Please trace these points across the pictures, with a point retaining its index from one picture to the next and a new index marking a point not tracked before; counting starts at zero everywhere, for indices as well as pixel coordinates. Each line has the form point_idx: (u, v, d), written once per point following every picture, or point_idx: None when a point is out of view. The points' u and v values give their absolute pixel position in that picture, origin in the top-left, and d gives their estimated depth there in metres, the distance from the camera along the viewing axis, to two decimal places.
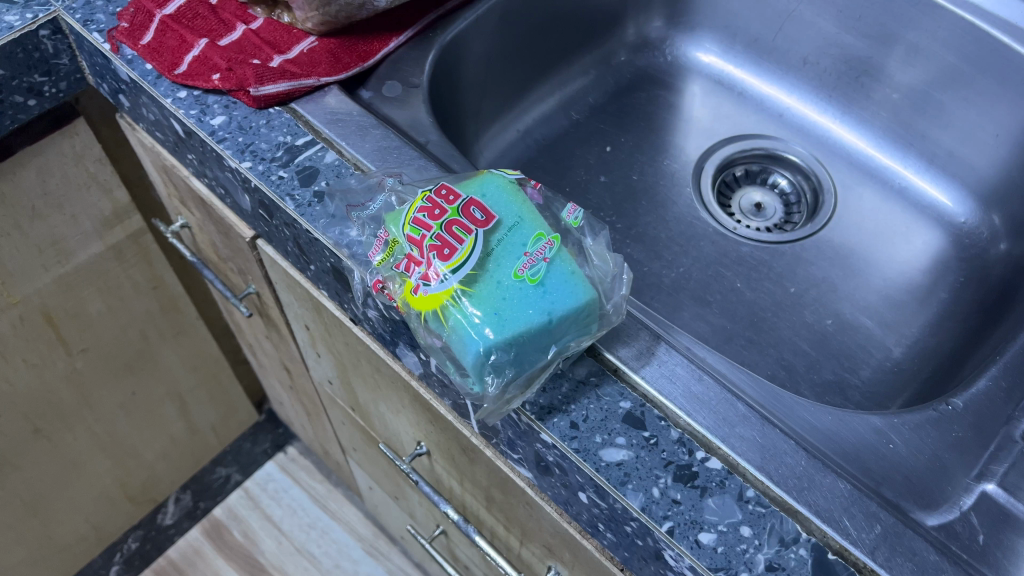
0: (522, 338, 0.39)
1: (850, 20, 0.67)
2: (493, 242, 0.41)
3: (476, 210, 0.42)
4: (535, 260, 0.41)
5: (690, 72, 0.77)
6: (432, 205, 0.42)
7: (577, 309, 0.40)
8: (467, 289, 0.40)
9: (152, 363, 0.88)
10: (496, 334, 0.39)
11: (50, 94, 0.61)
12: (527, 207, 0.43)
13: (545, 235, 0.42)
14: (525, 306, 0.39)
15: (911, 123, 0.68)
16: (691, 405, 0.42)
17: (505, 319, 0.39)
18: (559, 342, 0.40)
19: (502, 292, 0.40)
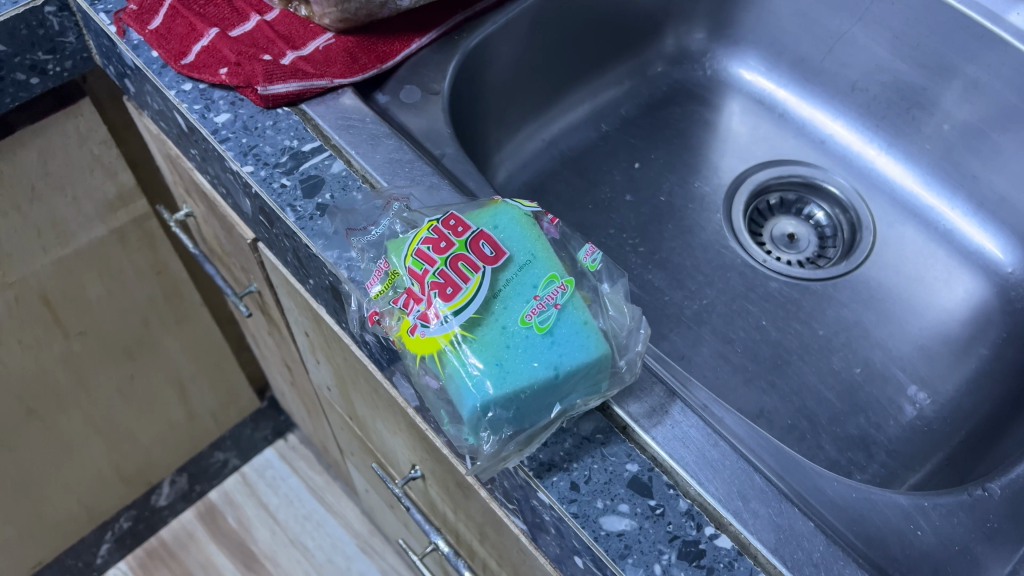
0: (524, 394, 0.36)
1: (905, 47, 0.63)
2: (501, 281, 0.38)
3: (486, 244, 0.38)
4: (545, 305, 0.37)
5: (730, 88, 0.73)
6: (438, 236, 0.38)
7: (587, 364, 0.36)
8: (469, 334, 0.36)
9: (153, 349, 0.86)
10: (495, 388, 0.35)
11: (54, 73, 0.58)
12: (542, 245, 0.40)
13: (558, 277, 0.38)
14: (530, 358, 0.36)
15: (962, 162, 0.64)
16: (704, 473, 0.38)
17: (507, 371, 0.36)
18: (565, 400, 0.37)
19: (507, 339, 0.36)
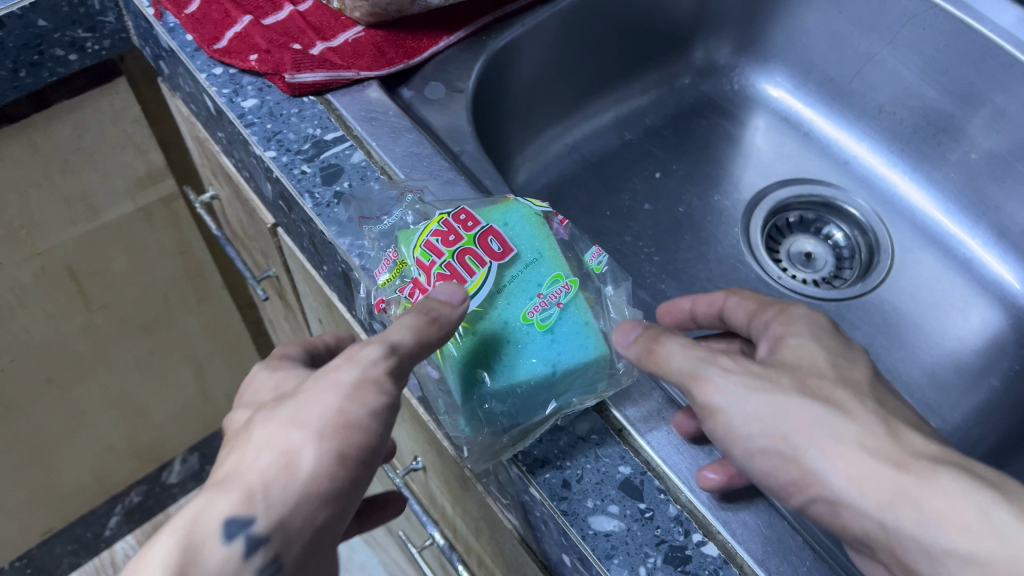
0: (521, 388, 0.39)
1: (935, 72, 0.62)
2: (507, 278, 0.41)
3: (495, 241, 0.42)
4: (547, 304, 0.40)
5: (756, 104, 0.73)
6: (448, 229, 0.41)
7: (584, 363, 0.39)
8: (472, 327, 0.40)
9: (173, 327, 0.88)
10: (494, 380, 0.39)
11: (92, 51, 0.59)
12: (549, 245, 0.43)
13: (562, 277, 0.41)
14: (530, 354, 0.39)
15: (985, 191, 0.63)
16: (696, 480, 0.38)
17: (507, 365, 0.39)
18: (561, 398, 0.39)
19: (509, 334, 0.40)
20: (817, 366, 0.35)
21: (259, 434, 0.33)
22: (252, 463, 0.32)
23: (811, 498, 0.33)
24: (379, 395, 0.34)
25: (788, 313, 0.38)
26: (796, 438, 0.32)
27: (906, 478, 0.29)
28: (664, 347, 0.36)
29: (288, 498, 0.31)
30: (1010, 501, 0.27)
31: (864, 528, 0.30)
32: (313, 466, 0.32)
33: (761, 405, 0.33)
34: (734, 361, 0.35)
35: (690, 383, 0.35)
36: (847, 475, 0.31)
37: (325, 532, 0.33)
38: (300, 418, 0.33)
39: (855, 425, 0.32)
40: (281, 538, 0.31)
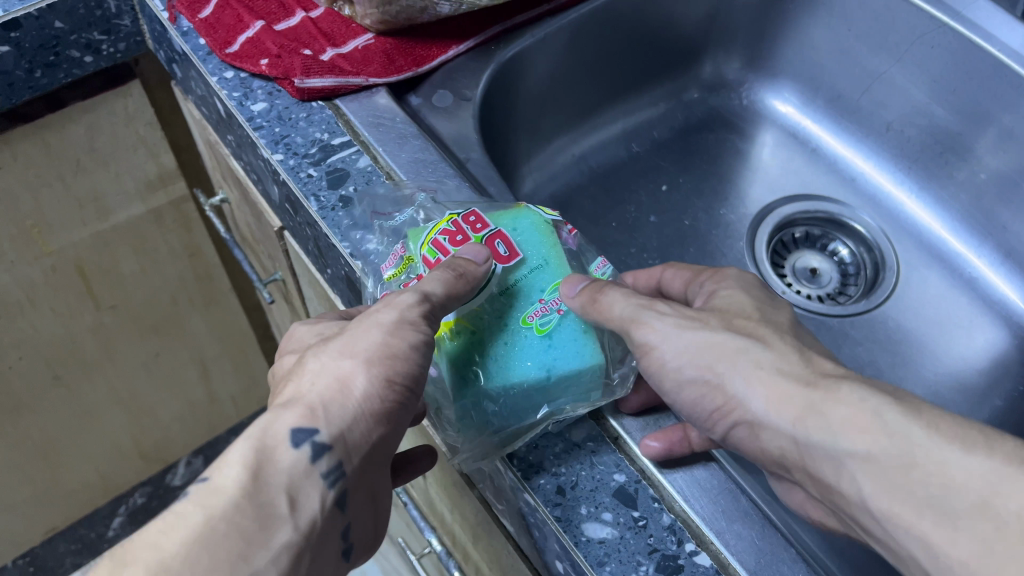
0: (514, 390, 0.38)
1: (943, 91, 0.62)
2: (511, 281, 0.41)
3: (501, 244, 0.42)
4: (547, 309, 0.40)
5: (764, 119, 0.74)
6: (456, 228, 0.42)
7: (580, 371, 0.39)
8: (470, 327, 0.40)
9: (181, 328, 0.89)
10: (487, 380, 0.39)
11: (107, 54, 0.60)
12: (556, 253, 0.43)
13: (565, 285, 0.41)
14: (526, 357, 0.39)
15: (992, 211, 0.63)
16: (690, 490, 0.38)
17: (501, 366, 0.39)
18: (552, 403, 0.39)
19: (507, 336, 0.40)
20: (744, 309, 0.40)
21: (314, 364, 0.37)
22: (308, 388, 0.36)
23: (732, 423, 0.37)
24: (416, 331, 0.37)
25: (720, 273, 0.43)
26: (720, 365, 0.37)
27: (813, 394, 0.33)
28: (607, 297, 0.39)
29: (344, 414, 0.36)
30: (899, 403, 0.31)
31: (785, 445, 0.34)
32: (365, 387, 0.36)
33: (690, 339, 0.38)
34: (669, 307, 0.40)
35: (630, 327, 0.39)
36: (766, 397, 0.35)
37: (380, 445, 0.37)
38: (351, 348, 0.37)
39: (771, 352, 0.36)
40: (342, 446, 0.35)
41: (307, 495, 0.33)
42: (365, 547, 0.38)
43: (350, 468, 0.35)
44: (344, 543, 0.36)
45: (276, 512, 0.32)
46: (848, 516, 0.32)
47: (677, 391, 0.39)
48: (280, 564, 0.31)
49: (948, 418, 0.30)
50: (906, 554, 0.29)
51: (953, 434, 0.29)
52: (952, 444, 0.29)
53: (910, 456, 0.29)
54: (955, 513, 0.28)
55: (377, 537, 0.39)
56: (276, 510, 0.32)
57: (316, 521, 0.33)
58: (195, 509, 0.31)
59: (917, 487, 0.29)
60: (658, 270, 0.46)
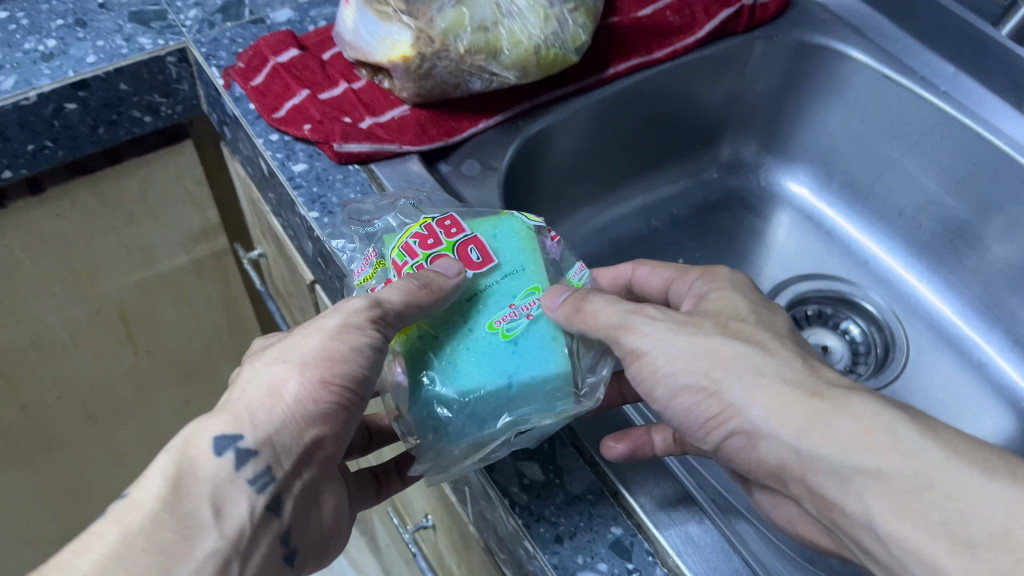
0: (474, 397, 0.38)
1: (952, 181, 0.65)
2: (481, 285, 0.41)
3: (474, 250, 0.42)
4: (517, 315, 0.40)
5: (780, 200, 0.76)
6: (429, 232, 0.43)
7: (542, 379, 0.39)
8: (435, 331, 0.40)
9: (213, 376, 0.93)
10: (445, 386, 0.38)
11: (166, 115, 0.65)
12: (535, 259, 0.43)
13: (538, 291, 0.41)
14: (489, 364, 0.39)
15: (1001, 298, 0.64)
16: (684, 546, 0.39)
17: (462, 373, 0.39)
18: (515, 414, 0.39)
19: (472, 342, 0.40)
20: (740, 312, 0.40)
21: (248, 372, 0.40)
22: (241, 396, 0.39)
23: (728, 432, 0.37)
24: (362, 336, 0.39)
25: (711, 273, 0.44)
26: (716, 373, 0.37)
27: (820, 405, 0.34)
28: (592, 305, 0.40)
29: (274, 418, 0.39)
30: (914, 421, 0.32)
31: (785, 452, 0.34)
32: (296, 391, 0.39)
33: (681, 344, 0.38)
34: (659, 311, 0.40)
35: (618, 333, 0.40)
36: (766, 404, 0.35)
37: (314, 447, 0.40)
38: (287, 355, 0.40)
39: (772, 358, 0.36)
40: (269, 451, 0.38)
41: (234, 500, 0.37)
42: (312, 553, 0.41)
43: (279, 471, 0.38)
44: (285, 548, 0.39)
45: (198, 521, 0.35)
46: (850, 537, 0.33)
47: (666, 395, 0.39)
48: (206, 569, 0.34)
49: (965, 442, 0.31)
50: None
51: (971, 456, 0.30)
52: (965, 465, 0.30)
53: (928, 478, 0.30)
54: (974, 543, 0.28)
55: (326, 543, 0.42)
56: (198, 519, 0.35)
57: (243, 527, 0.36)
58: (110, 526, 0.34)
59: (934, 511, 0.29)
60: (629, 268, 0.49)
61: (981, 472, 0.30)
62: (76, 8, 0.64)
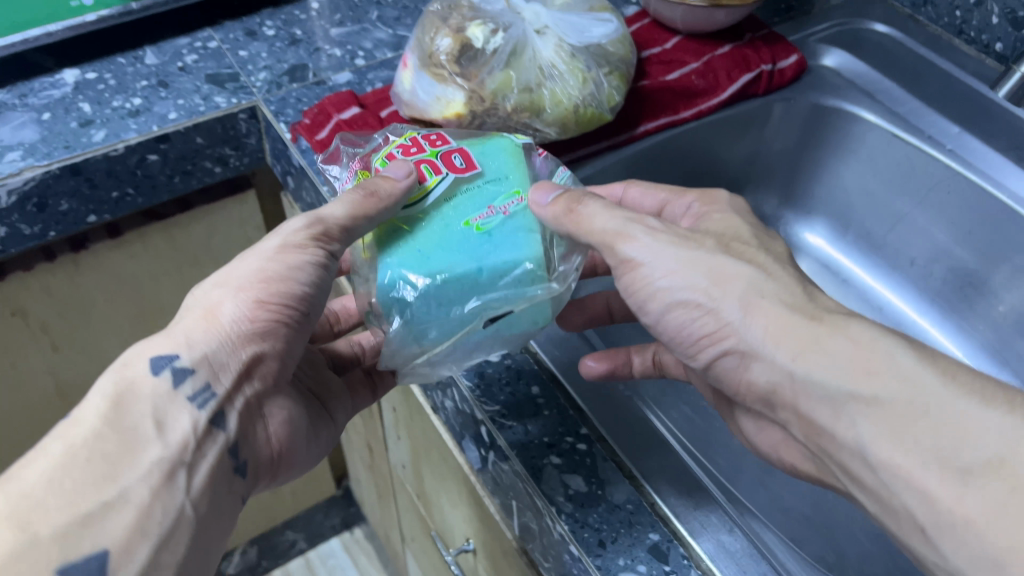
0: (445, 279, 0.43)
1: (962, 233, 0.69)
2: (462, 187, 0.46)
3: (459, 159, 0.47)
4: (493, 214, 0.45)
5: (798, 250, 0.81)
6: (413, 144, 0.49)
7: (509, 267, 0.44)
8: (415, 226, 0.45)
9: None
10: (419, 269, 0.43)
11: (234, 166, 0.72)
12: (517, 173, 0.48)
13: (517, 196, 0.46)
14: (463, 251, 0.43)
15: (1011, 343, 0.68)
16: (717, 552, 0.43)
17: (436, 259, 0.43)
18: (482, 297, 0.43)
19: (448, 234, 0.44)
20: (744, 237, 0.44)
21: (191, 299, 0.46)
22: (179, 325, 0.44)
23: (723, 349, 0.42)
24: (302, 253, 0.46)
25: (711, 197, 0.50)
26: (715, 292, 0.41)
27: (819, 328, 0.38)
28: (588, 209, 0.44)
29: (211, 338, 0.43)
30: (912, 350, 0.36)
31: (776, 375, 0.39)
32: (232, 312, 0.44)
33: (681, 260, 0.42)
34: (657, 223, 0.44)
35: (617, 241, 0.43)
36: (766, 327, 0.39)
37: (255, 362, 0.44)
38: (227, 281, 0.46)
39: (773, 282, 0.40)
40: (206, 368, 0.42)
41: (175, 417, 0.40)
42: (262, 464, 0.45)
43: (220, 387, 0.42)
44: (234, 460, 0.42)
45: (141, 435, 0.39)
46: (834, 459, 0.38)
47: (662, 309, 0.43)
48: (151, 478, 0.37)
49: (963, 370, 0.35)
50: (901, 506, 0.34)
51: (969, 386, 0.34)
52: (969, 398, 0.34)
53: (924, 405, 0.34)
54: (968, 471, 0.32)
55: (275, 456, 0.46)
56: (140, 432, 0.39)
57: (187, 439, 0.40)
58: (54, 443, 0.37)
59: (929, 439, 0.33)
60: (621, 187, 0.54)
61: (976, 403, 0.34)
62: (159, 71, 0.71)
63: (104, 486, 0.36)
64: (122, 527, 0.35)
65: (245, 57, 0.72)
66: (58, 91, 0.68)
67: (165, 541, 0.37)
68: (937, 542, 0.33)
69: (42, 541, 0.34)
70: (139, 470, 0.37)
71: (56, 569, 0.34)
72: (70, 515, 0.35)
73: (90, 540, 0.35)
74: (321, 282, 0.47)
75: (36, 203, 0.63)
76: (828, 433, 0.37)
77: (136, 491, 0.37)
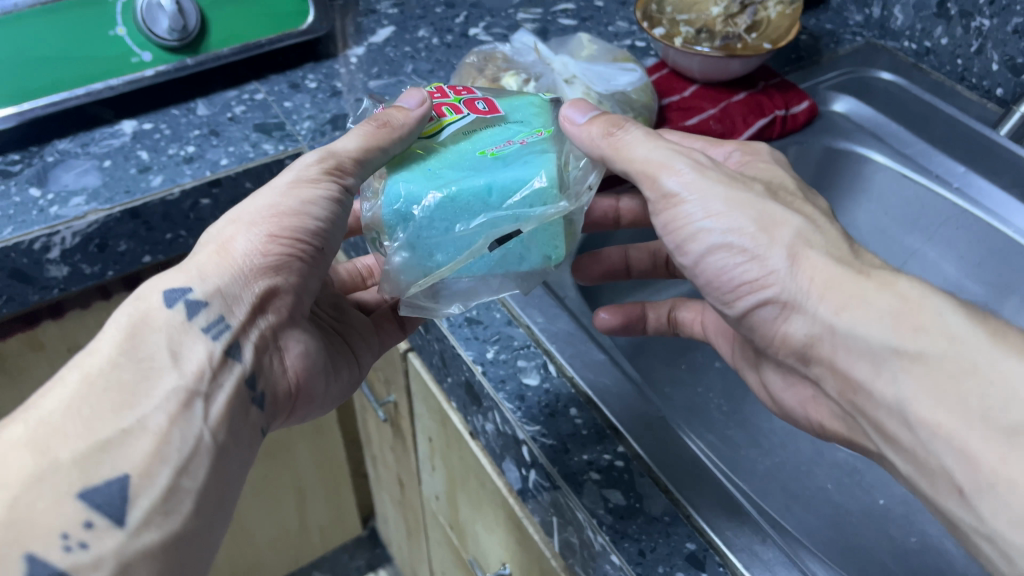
0: (455, 194, 0.46)
1: (971, 266, 0.73)
2: (480, 123, 0.50)
3: (482, 104, 0.51)
4: (508, 144, 0.48)
5: None
6: (436, 90, 0.53)
7: (519, 185, 0.47)
8: (429, 153, 0.49)
9: (291, 454, 0.97)
10: (430, 185, 0.46)
11: None
12: (542, 119, 0.51)
13: (537, 132, 0.50)
14: (475, 170, 0.47)
15: None
16: (751, 561, 0.46)
17: (446, 178, 0.47)
18: (489, 216, 0.47)
19: (463, 157, 0.48)
20: (790, 188, 0.48)
21: (210, 231, 0.49)
22: (195, 258, 0.48)
23: (765, 300, 0.45)
24: (314, 188, 0.49)
25: (751, 148, 0.53)
26: (761, 240, 0.44)
27: (869, 284, 0.41)
28: (628, 140, 0.48)
29: (224, 272, 0.47)
30: (961, 311, 0.38)
31: (817, 327, 0.42)
32: (244, 247, 0.48)
33: (724, 198, 0.45)
34: (706, 159, 0.47)
35: (660, 171, 0.47)
36: (813, 279, 0.42)
37: (268, 295, 0.48)
38: (238, 217, 0.49)
39: (823, 237, 0.44)
40: (219, 302, 0.46)
41: (190, 346, 0.44)
42: (278, 396, 0.50)
43: (233, 319, 0.46)
44: (253, 391, 0.47)
45: (157, 364, 0.43)
46: (871, 421, 0.41)
47: (703, 250, 0.46)
48: (167, 404, 0.41)
49: (1008, 333, 0.38)
50: (940, 465, 0.37)
51: (1015, 345, 0.37)
52: (1012, 355, 0.36)
53: (972, 367, 0.37)
54: (1013, 430, 0.35)
55: (292, 387, 0.51)
56: (156, 361, 0.43)
57: (202, 368, 0.44)
58: (71, 369, 0.41)
59: (974, 400, 0.36)
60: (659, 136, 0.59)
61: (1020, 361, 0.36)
62: (210, 121, 0.75)
63: (123, 411, 0.40)
64: (141, 452, 0.39)
65: (290, 108, 0.77)
66: (117, 141, 0.73)
67: (182, 466, 0.40)
68: (974, 505, 0.35)
69: (64, 465, 0.38)
70: (155, 399, 0.41)
71: (76, 491, 0.37)
72: (89, 441, 0.38)
73: (109, 466, 0.38)
74: (333, 218, 0.50)
75: (97, 244, 0.67)
76: (865, 387, 0.40)
77: (153, 419, 0.41)
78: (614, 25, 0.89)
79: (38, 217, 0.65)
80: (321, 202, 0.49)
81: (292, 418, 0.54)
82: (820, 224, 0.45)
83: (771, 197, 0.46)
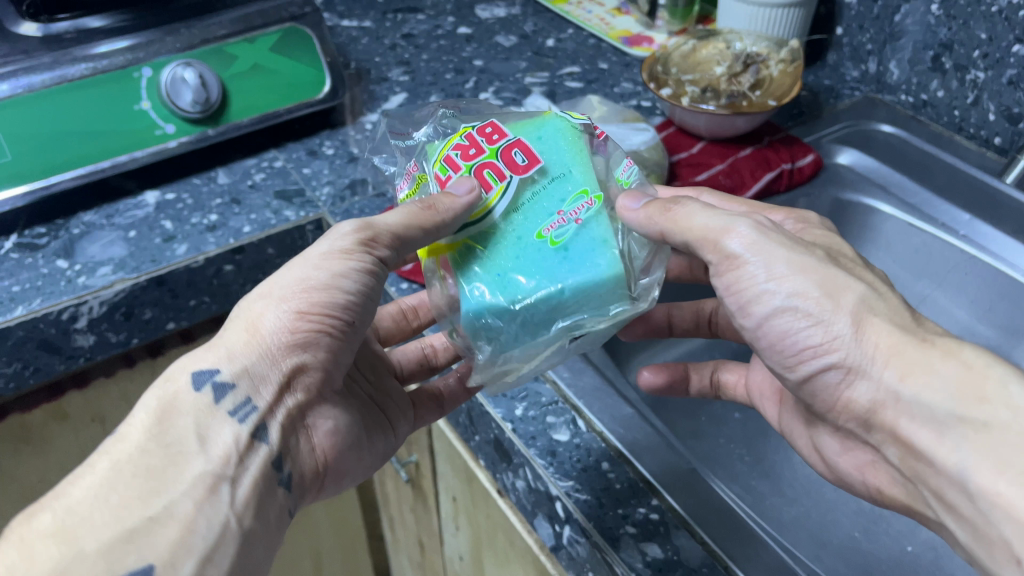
0: (530, 301, 0.48)
1: (982, 310, 0.75)
2: (530, 192, 0.50)
3: (521, 157, 0.51)
4: (565, 221, 0.49)
5: None
6: (469, 143, 0.52)
7: (589, 285, 0.48)
8: (491, 246, 0.50)
9: (307, 518, 0.96)
10: (506, 294, 0.48)
11: None
12: (580, 159, 0.52)
13: (588, 195, 0.50)
14: (547, 268, 0.48)
15: None
16: None
17: (518, 284, 0.48)
18: (568, 318, 0.49)
19: (528, 252, 0.49)
20: (849, 254, 0.49)
21: (240, 306, 0.50)
22: (223, 336, 0.49)
23: (827, 364, 0.46)
24: (348, 261, 0.50)
25: (798, 214, 0.55)
26: (827, 305, 0.45)
27: (932, 351, 0.42)
28: (682, 211, 0.49)
29: (251, 351, 0.48)
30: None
31: (881, 392, 0.43)
32: (272, 323, 0.48)
33: (791, 265, 0.46)
34: (765, 227, 0.48)
35: (723, 234, 0.47)
36: (880, 341, 0.43)
37: (298, 371, 0.49)
38: (269, 293, 0.50)
39: (885, 303, 0.45)
40: (245, 381, 0.47)
41: (218, 431, 0.45)
42: (306, 475, 0.50)
43: (260, 400, 0.47)
44: (280, 472, 0.47)
45: (186, 450, 0.44)
46: (933, 488, 0.42)
47: (769, 311, 0.47)
48: (193, 492, 0.42)
49: None
50: (999, 535, 0.37)
51: None
52: None
53: None
54: None
55: (320, 465, 0.51)
56: (184, 448, 0.44)
57: (228, 453, 0.45)
58: (100, 459, 0.42)
59: None
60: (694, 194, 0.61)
61: None
62: (231, 189, 0.77)
63: (150, 500, 0.40)
64: (167, 541, 0.39)
65: (309, 174, 0.79)
66: (141, 212, 0.74)
67: (207, 555, 0.40)
68: None
69: (89, 556, 0.38)
70: (181, 485, 0.42)
71: None
72: (117, 528, 0.39)
73: (134, 555, 0.38)
74: (366, 292, 0.51)
75: (123, 313, 0.68)
76: (928, 454, 0.41)
77: (180, 506, 0.41)
78: (620, 85, 0.92)
79: (66, 288, 0.66)
80: (352, 273, 0.50)
81: (326, 494, 0.54)
82: (881, 291, 0.46)
83: (834, 262, 0.47)
